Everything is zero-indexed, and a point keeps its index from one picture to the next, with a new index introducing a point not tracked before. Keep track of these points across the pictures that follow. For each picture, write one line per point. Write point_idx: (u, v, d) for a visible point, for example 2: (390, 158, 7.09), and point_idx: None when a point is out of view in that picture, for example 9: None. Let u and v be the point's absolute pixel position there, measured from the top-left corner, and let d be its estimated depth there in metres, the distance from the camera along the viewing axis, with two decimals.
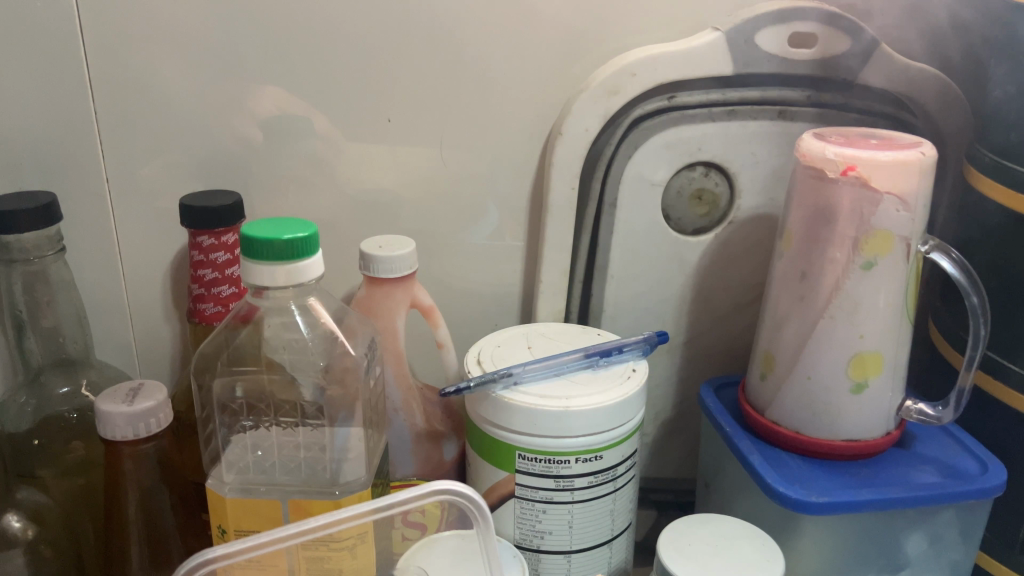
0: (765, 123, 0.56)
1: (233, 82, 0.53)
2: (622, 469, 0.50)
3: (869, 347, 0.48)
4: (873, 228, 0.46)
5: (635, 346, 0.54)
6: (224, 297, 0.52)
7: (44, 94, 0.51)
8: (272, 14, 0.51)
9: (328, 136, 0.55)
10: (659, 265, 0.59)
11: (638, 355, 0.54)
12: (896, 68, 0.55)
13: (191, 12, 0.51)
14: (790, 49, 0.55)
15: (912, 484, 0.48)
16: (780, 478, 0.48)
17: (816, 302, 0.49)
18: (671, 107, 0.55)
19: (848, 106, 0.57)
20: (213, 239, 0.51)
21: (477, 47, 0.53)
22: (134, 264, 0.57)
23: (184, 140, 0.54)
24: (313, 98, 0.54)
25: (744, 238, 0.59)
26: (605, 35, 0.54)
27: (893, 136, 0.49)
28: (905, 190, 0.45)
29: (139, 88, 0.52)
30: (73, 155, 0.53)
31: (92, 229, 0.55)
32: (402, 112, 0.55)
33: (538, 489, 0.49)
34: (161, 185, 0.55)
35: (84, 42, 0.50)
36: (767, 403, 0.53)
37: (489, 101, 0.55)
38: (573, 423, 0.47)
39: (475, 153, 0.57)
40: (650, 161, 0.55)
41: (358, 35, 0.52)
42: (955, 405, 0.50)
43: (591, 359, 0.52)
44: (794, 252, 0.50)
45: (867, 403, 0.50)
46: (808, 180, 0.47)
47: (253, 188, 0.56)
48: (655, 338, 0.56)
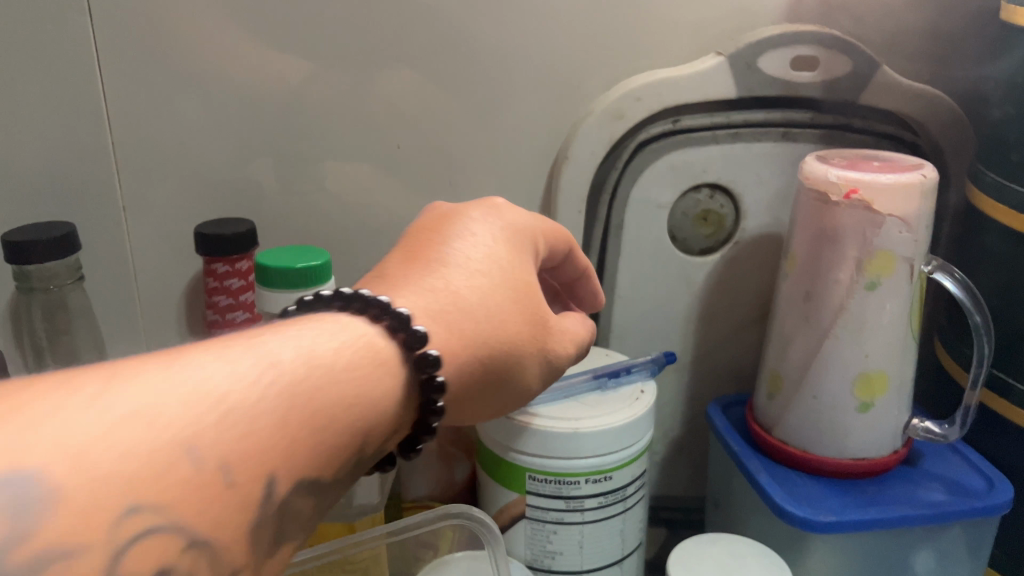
0: (769, 145, 0.57)
1: (247, 110, 0.54)
2: (631, 490, 0.51)
3: (874, 367, 0.49)
4: (877, 249, 0.46)
5: (643, 366, 0.55)
6: (237, 322, 0.53)
7: (63, 125, 0.53)
8: (287, 43, 0.52)
9: (339, 163, 0.56)
10: (666, 286, 0.60)
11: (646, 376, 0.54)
12: (898, 90, 0.56)
13: (205, 44, 0.52)
14: (792, 72, 0.56)
15: (919, 502, 0.49)
16: (788, 497, 0.49)
17: (821, 322, 0.49)
18: (675, 130, 0.56)
19: (850, 127, 0.58)
20: (228, 266, 0.52)
21: (487, 73, 0.55)
22: (150, 289, 0.58)
23: (199, 169, 0.55)
24: (326, 124, 0.55)
25: (750, 258, 0.60)
26: (610, 61, 0.55)
27: (895, 158, 0.50)
28: (906, 212, 0.46)
29: (155, 119, 0.53)
30: (91, 184, 0.54)
31: (109, 257, 0.56)
32: (413, 138, 0.56)
33: (548, 510, 0.49)
34: (178, 213, 0.56)
35: (102, 75, 0.52)
36: (774, 422, 0.53)
37: (497, 127, 0.56)
38: (583, 444, 0.48)
39: (484, 178, 0.57)
40: (656, 182, 0.56)
41: (368, 64, 0.53)
42: (961, 424, 0.50)
43: (595, 379, 0.53)
44: (800, 272, 0.50)
45: (873, 422, 0.50)
46: (812, 202, 0.48)
47: (266, 213, 0.57)
48: (664, 358, 0.56)
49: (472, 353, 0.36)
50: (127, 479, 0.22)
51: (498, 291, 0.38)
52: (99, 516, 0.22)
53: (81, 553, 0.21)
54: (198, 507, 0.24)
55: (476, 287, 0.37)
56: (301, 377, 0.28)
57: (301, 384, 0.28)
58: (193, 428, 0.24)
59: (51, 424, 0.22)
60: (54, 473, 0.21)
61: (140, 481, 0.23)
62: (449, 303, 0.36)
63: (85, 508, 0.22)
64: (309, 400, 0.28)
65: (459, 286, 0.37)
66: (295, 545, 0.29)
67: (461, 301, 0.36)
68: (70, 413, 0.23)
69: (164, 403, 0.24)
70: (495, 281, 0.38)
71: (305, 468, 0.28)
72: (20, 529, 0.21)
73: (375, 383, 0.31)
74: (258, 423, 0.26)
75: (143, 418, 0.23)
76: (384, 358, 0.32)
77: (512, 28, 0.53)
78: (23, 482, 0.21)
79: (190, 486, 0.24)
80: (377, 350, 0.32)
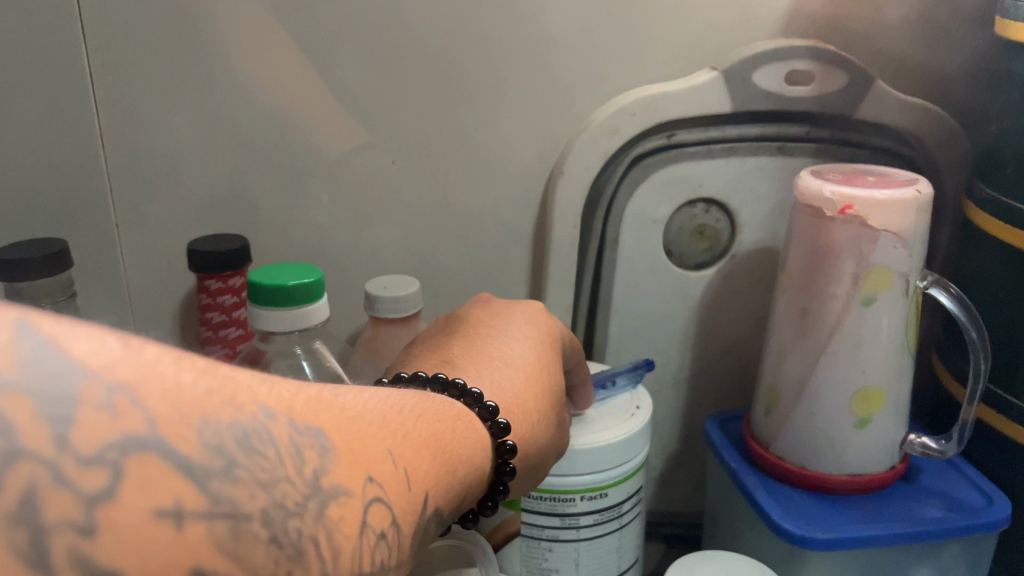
0: (764, 159, 0.57)
1: (241, 127, 0.54)
2: (627, 506, 0.51)
3: (872, 383, 0.49)
4: (873, 265, 0.46)
5: (625, 377, 0.54)
6: (230, 339, 0.54)
7: (56, 142, 0.52)
8: (281, 59, 0.52)
9: (332, 178, 0.56)
10: (662, 300, 0.60)
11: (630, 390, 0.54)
12: (894, 104, 0.56)
13: (199, 60, 0.52)
14: (788, 87, 0.56)
15: (918, 518, 0.48)
16: (785, 513, 0.49)
17: (817, 338, 0.49)
18: (671, 144, 0.56)
19: (845, 141, 0.58)
20: (221, 282, 0.52)
21: (481, 90, 0.54)
22: (143, 304, 0.57)
23: (192, 185, 0.55)
24: (321, 141, 0.55)
25: (746, 273, 0.60)
26: (605, 76, 0.55)
27: (890, 173, 0.50)
28: (902, 227, 0.46)
29: (148, 137, 0.53)
30: (84, 201, 0.54)
31: (103, 273, 0.56)
32: (406, 153, 0.56)
33: (544, 527, 0.49)
34: (171, 229, 0.56)
35: (95, 93, 0.52)
36: (772, 438, 0.53)
37: (491, 141, 0.56)
38: (577, 461, 0.47)
39: (478, 193, 0.57)
40: (652, 198, 0.57)
41: (361, 79, 0.53)
42: (958, 439, 0.50)
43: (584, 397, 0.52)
44: (796, 288, 0.50)
45: (871, 438, 0.50)
46: (808, 217, 0.48)
47: (260, 230, 0.57)
48: (644, 365, 0.55)
49: (528, 432, 0.41)
50: (365, 455, 0.27)
51: (549, 386, 0.44)
52: (358, 481, 0.26)
53: (350, 501, 0.26)
54: (404, 501, 0.28)
55: (537, 384, 0.43)
56: (443, 415, 0.35)
57: (444, 423, 0.34)
58: (392, 427, 0.30)
59: (325, 410, 0.27)
60: (331, 440, 0.26)
61: (375, 464, 0.27)
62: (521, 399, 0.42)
63: (348, 472, 0.26)
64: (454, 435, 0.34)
65: (519, 381, 0.42)
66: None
67: (530, 397, 0.42)
68: (330, 407, 0.27)
69: (375, 419, 0.29)
70: (542, 376, 0.44)
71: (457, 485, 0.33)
72: (321, 467, 0.25)
73: (480, 451, 0.37)
74: (434, 446, 0.32)
75: (374, 420, 0.29)
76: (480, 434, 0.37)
77: (506, 42, 0.53)
78: (320, 441, 0.26)
79: (400, 482, 0.28)
80: (472, 420, 0.37)
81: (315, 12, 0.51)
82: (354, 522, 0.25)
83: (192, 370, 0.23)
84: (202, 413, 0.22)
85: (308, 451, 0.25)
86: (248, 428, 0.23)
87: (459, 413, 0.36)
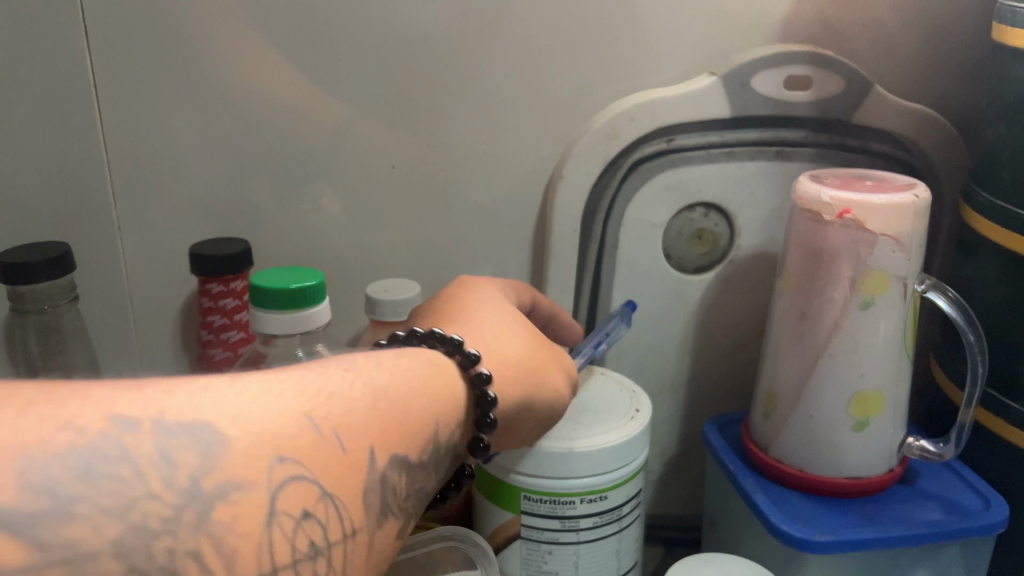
0: (763, 164, 0.57)
1: (242, 131, 0.54)
2: (627, 509, 0.51)
3: (868, 386, 0.49)
4: (870, 268, 0.47)
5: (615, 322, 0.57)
6: (232, 342, 0.54)
7: (59, 146, 0.53)
8: (283, 64, 0.53)
9: (333, 182, 0.56)
10: (661, 303, 0.60)
11: (617, 328, 0.57)
12: (892, 108, 0.56)
13: (201, 64, 0.52)
14: (786, 92, 0.56)
15: (916, 521, 0.48)
16: (783, 516, 0.49)
17: (815, 341, 0.49)
18: (670, 149, 0.56)
19: (843, 146, 0.58)
20: (223, 285, 0.52)
21: (482, 95, 0.55)
22: (145, 307, 0.58)
23: (194, 189, 0.55)
24: (322, 146, 0.55)
25: (745, 277, 0.60)
26: (604, 81, 0.55)
27: (888, 177, 0.50)
28: (899, 231, 0.46)
29: (150, 141, 0.53)
30: (86, 204, 0.54)
31: (105, 276, 0.56)
32: (407, 158, 0.56)
33: (544, 530, 0.49)
34: (173, 233, 0.56)
35: (97, 97, 0.52)
36: (770, 440, 0.53)
37: (491, 145, 0.56)
38: (577, 463, 0.48)
39: (479, 197, 0.58)
40: (651, 202, 0.57)
41: (362, 83, 0.54)
42: (956, 442, 0.50)
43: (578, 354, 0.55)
44: (794, 292, 0.50)
45: (869, 441, 0.50)
46: (806, 221, 0.48)
47: (261, 234, 0.57)
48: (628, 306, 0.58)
49: (515, 391, 0.41)
50: (268, 440, 0.27)
51: (535, 347, 0.44)
52: (257, 467, 0.26)
53: (247, 492, 0.26)
54: (324, 470, 0.29)
55: (523, 344, 0.44)
56: (396, 371, 0.35)
57: (393, 381, 0.34)
58: (310, 407, 0.30)
59: (214, 399, 0.27)
60: (220, 431, 0.26)
61: (281, 441, 0.28)
62: (508, 353, 0.42)
63: (243, 461, 0.26)
64: (403, 391, 0.34)
65: (509, 338, 0.43)
66: (406, 520, 0.33)
67: (516, 355, 0.43)
68: (220, 394, 0.28)
69: (284, 389, 0.29)
70: (529, 339, 0.45)
71: (404, 444, 0.33)
72: (203, 468, 0.25)
73: (449, 404, 0.37)
74: (372, 408, 0.32)
75: (281, 398, 0.29)
76: (454, 389, 0.38)
77: (507, 47, 0.54)
78: (205, 438, 0.26)
79: (318, 454, 0.29)
80: (444, 372, 0.38)
81: (317, 17, 0.52)
82: (256, 508, 0.26)
83: (20, 416, 0.23)
84: (31, 455, 0.23)
85: (183, 454, 0.25)
86: (89, 454, 0.23)
87: (425, 367, 0.37)
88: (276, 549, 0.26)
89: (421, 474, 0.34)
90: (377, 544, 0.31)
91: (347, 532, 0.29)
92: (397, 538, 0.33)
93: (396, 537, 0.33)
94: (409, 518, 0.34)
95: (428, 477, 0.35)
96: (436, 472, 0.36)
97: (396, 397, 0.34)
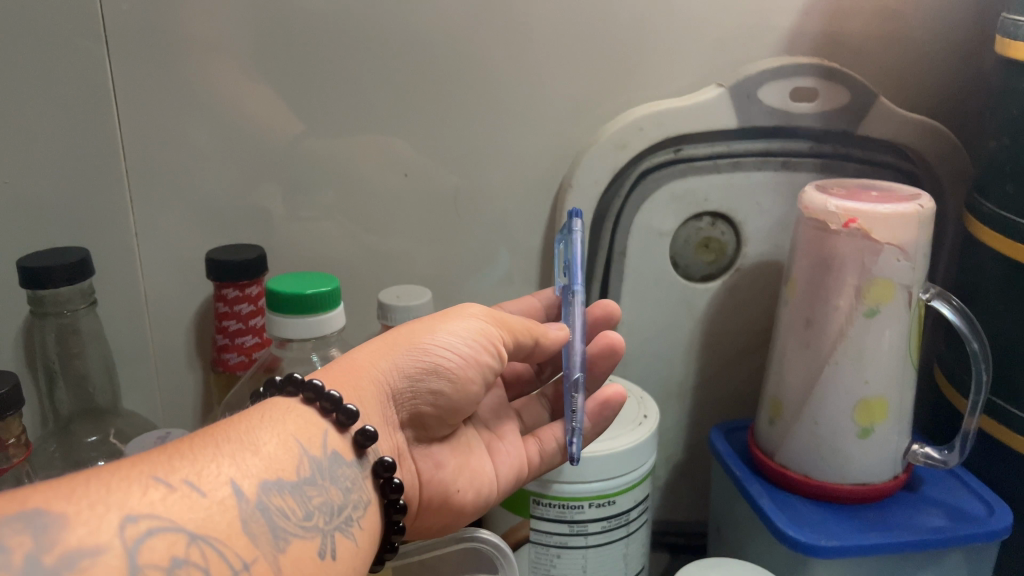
0: (769, 174, 0.58)
1: (258, 137, 0.55)
2: (635, 514, 0.52)
3: (873, 393, 0.49)
4: (875, 277, 0.47)
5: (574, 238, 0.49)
6: (246, 347, 0.55)
7: (77, 152, 0.54)
8: (296, 73, 0.53)
9: (344, 189, 0.57)
10: (669, 310, 0.61)
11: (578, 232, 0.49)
12: (897, 120, 0.57)
13: (217, 73, 0.53)
14: (792, 103, 0.57)
15: (920, 527, 0.49)
16: (789, 521, 0.49)
17: (821, 348, 0.50)
18: (678, 159, 0.57)
19: (848, 156, 0.59)
20: (238, 291, 0.53)
21: (491, 104, 0.56)
22: (160, 312, 0.58)
23: (209, 195, 0.56)
24: (335, 154, 0.56)
25: (752, 284, 0.61)
26: (614, 91, 0.56)
27: (892, 188, 0.51)
28: (904, 241, 0.47)
29: (167, 147, 0.54)
30: (103, 210, 0.55)
31: (122, 281, 0.57)
32: (418, 166, 0.57)
33: (552, 534, 0.50)
34: (187, 238, 0.57)
35: (116, 105, 0.53)
36: (776, 447, 0.54)
37: (502, 155, 0.57)
38: (586, 468, 0.48)
39: (488, 204, 0.58)
40: (658, 210, 0.58)
41: (373, 92, 0.55)
42: (960, 449, 0.50)
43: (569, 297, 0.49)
44: (800, 300, 0.51)
45: (874, 448, 0.51)
46: (812, 231, 0.49)
47: (275, 239, 0.58)
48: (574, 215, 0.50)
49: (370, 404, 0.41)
50: (114, 502, 0.29)
51: (413, 361, 0.42)
52: (103, 532, 0.27)
53: (102, 556, 0.27)
54: (184, 514, 0.30)
55: (399, 364, 0.42)
56: (237, 424, 0.36)
57: (233, 431, 0.35)
58: (159, 467, 0.31)
59: (42, 493, 0.28)
60: (54, 512, 0.27)
61: (128, 502, 0.29)
62: (378, 391, 0.42)
63: (86, 531, 0.27)
64: (250, 433, 0.35)
65: (381, 367, 0.42)
66: (320, 538, 0.35)
67: (393, 384, 0.42)
68: (54, 489, 0.29)
69: (136, 465, 0.31)
70: (406, 351, 0.43)
71: (271, 473, 0.34)
72: (42, 545, 0.26)
73: (319, 446, 0.37)
74: (220, 454, 0.33)
75: (112, 474, 0.30)
76: (316, 428, 0.38)
77: (517, 58, 0.55)
78: (36, 522, 0.27)
79: (173, 503, 0.30)
80: (305, 422, 0.38)
81: (330, 27, 0.53)
82: (114, 570, 0.27)
83: None
84: None
85: (16, 539, 0.26)
86: None
87: (273, 415, 0.37)
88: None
89: (315, 494, 0.36)
90: (288, 566, 0.32)
91: (235, 564, 0.30)
92: (314, 555, 0.34)
93: (315, 556, 0.34)
94: (325, 535, 0.35)
95: (327, 495, 0.36)
96: (336, 487, 0.37)
97: (238, 439, 0.35)
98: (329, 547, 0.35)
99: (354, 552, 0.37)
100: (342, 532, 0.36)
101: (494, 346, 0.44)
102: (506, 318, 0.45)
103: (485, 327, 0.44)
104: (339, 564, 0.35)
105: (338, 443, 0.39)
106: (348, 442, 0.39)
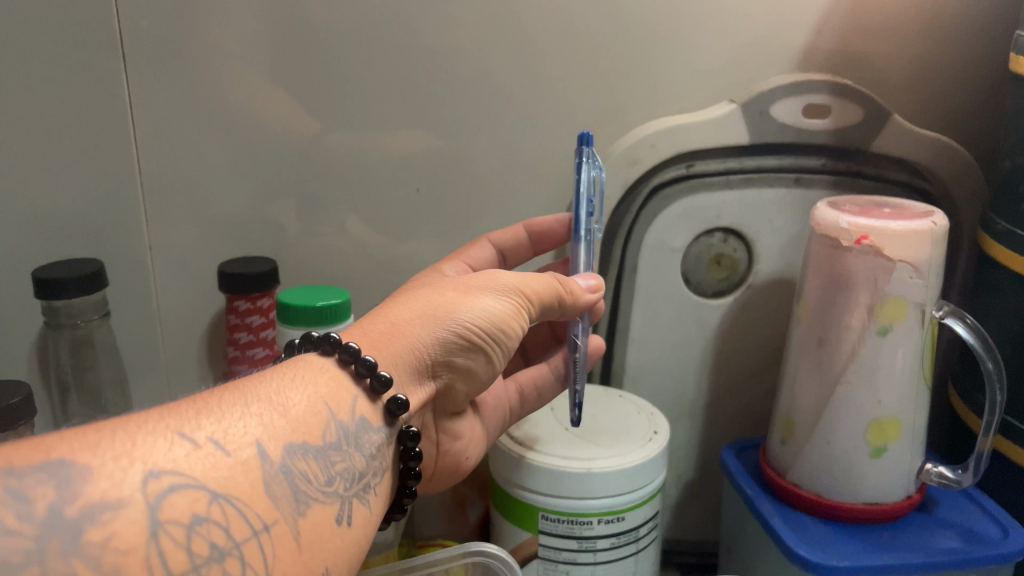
0: (782, 191, 0.58)
1: (273, 154, 0.55)
2: (645, 531, 0.51)
3: (887, 413, 0.49)
4: (888, 296, 0.47)
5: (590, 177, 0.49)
6: (257, 358, 0.55)
7: (91, 166, 0.54)
8: (309, 91, 0.54)
9: (358, 205, 0.57)
10: (681, 328, 0.60)
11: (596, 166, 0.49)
12: (910, 137, 0.57)
13: (231, 91, 0.53)
14: (805, 119, 0.57)
15: (934, 548, 0.48)
16: (801, 541, 0.49)
17: (834, 367, 0.50)
18: (689, 175, 0.57)
19: (861, 173, 0.59)
20: (249, 303, 0.54)
21: (503, 124, 0.56)
22: (172, 326, 0.59)
23: (222, 211, 0.56)
24: (346, 171, 0.56)
25: (764, 302, 0.61)
26: (627, 108, 0.56)
27: (905, 205, 0.51)
28: (917, 258, 0.46)
29: (182, 162, 0.55)
30: (117, 225, 0.56)
31: (135, 294, 0.58)
32: (431, 183, 0.57)
33: (561, 550, 0.50)
34: (200, 252, 0.57)
35: (131, 120, 0.53)
36: (788, 465, 0.54)
37: (513, 174, 0.57)
38: (596, 485, 0.48)
39: (500, 219, 0.59)
40: (670, 227, 0.58)
41: (386, 110, 0.55)
42: (975, 469, 0.50)
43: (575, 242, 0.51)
44: (812, 319, 0.51)
45: (888, 466, 0.50)
46: (825, 249, 0.49)
47: (288, 254, 0.58)
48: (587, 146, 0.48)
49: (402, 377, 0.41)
50: (140, 454, 0.28)
51: (452, 337, 0.42)
52: (126, 486, 0.27)
53: (124, 511, 0.26)
54: (206, 472, 0.29)
55: (438, 338, 0.42)
56: (263, 381, 0.35)
57: (261, 388, 0.35)
58: (185, 423, 0.31)
59: (67, 442, 0.28)
60: (78, 464, 0.27)
61: (152, 457, 0.28)
62: (416, 363, 0.41)
63: (109, 484, 0.27)
64: (280, 392, 0.35)
65: (421, 341, 0.41)
66: (338, 504, 0.35)
67: (430, 357, 0.42)
68: (78, 438, 0.28)
69: (165, 419, 0.30)
70: (445, 325, 0.42)
71: (297, 436, 0.34)
72: (64, 497, 0.26)
73: (349, 411, 0.37)
74: (248, 411, 0.33)
75: (140, 426, 0.30)
76: (347, 392, 0.38)
77: (528, 76, 0.55)
78: (60, 474, 0.26)
79: (196, 460, 0.29)
80: (336, 386, 0.37)
81: (342, 47, 0.53)
82: (136, 525, 0.26)
83: None
84: None
85: (39, 489, 0.26)
86: None
87: (306, 374, 0.37)
88: (171, 556, 0.27)
89: (339, 461, 0.36)
90: (307, 531, 0.33)
91: (255, 525, 0.30)
92: (332, 521, 0.34)
93: (333, 522, 0.34)
94: (344, 502, 0.35)
95: (350, 462, 0.36)
96: (359, 454, 0.37)
97: (266, 397, 0.34)
98: (346, 513, 0.35)
99: (368, 520, 0.37)
100: (359, 499, 0.37)
101: (520, 322, 0.45)
102: (534, 291, 0.45)
103: (518, 306, 0.45)
104: (352, 532, 0.36)
105: (369, 409, 0.39)
106: (379, 410, 0.39)
